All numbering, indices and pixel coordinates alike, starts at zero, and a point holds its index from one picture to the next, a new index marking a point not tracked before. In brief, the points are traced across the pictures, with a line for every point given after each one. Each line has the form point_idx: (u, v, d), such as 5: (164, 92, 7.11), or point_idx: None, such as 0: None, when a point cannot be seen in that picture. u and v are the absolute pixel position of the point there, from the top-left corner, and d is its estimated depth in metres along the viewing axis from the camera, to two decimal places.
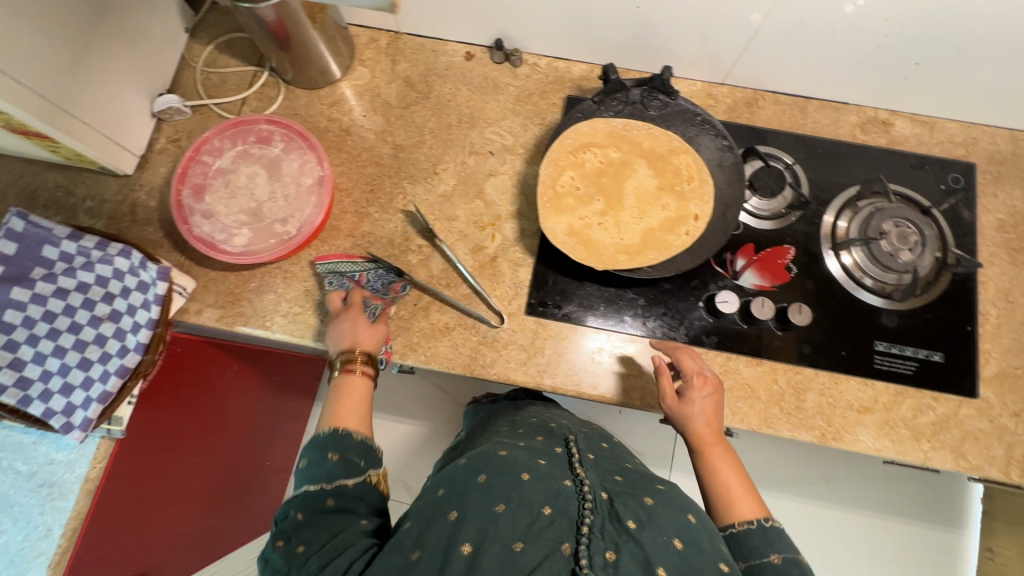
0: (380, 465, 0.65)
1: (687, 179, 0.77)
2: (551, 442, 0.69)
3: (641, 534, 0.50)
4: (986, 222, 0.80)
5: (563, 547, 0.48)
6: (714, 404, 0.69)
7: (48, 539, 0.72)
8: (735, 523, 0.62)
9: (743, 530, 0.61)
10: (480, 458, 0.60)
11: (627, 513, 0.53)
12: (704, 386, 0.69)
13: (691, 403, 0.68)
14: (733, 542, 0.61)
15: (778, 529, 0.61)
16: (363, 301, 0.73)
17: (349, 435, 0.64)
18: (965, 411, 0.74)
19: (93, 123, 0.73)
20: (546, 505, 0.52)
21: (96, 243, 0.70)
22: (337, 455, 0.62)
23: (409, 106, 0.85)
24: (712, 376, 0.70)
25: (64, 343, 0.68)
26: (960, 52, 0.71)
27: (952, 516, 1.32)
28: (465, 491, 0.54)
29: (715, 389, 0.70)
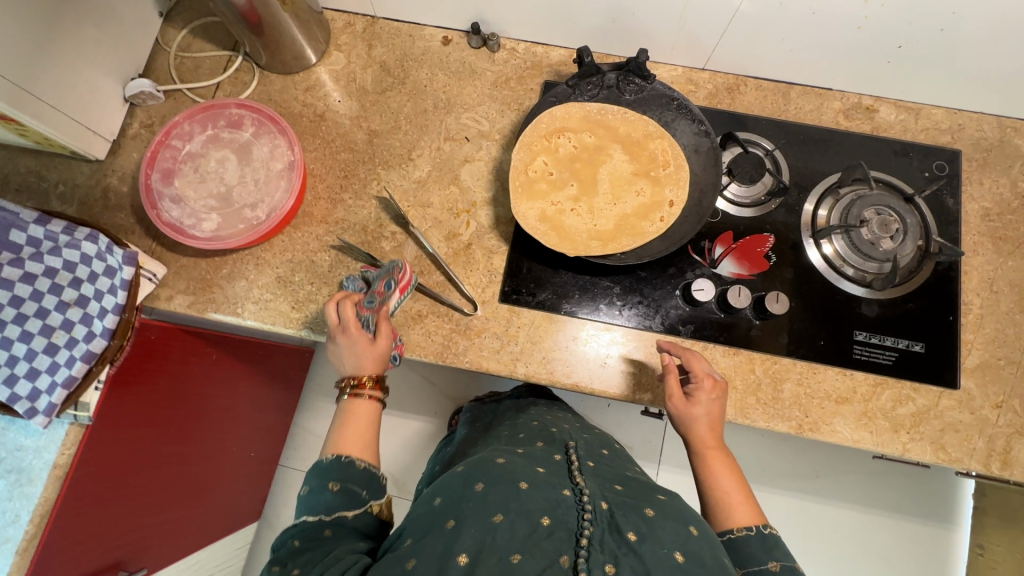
0: (382, 495, 0.62)
1: (663, 165, 0.76)
2: (549, 449, 0.66)
3: (641, 546, 0.48)
4: (971, 210, 0.79)
5: (561, 560, 0.46)
6: (719, 407, 0.67)
7: (16, 525, 0.72)
8: (734, 528, 0.60)
9: (742, 536, 0.59)
10: (480, 466, 0.57)
11: (627, 523, 0.50)
12: (713, 390, 0.67)
13: (698, 404, 0.66)
14: (731, 549, 0.59)
15: (777, 537, 0.59)
16: (356, 317, 0.68)
17: (352, 464, 0.61)
18: (946, 403, 0.72)
19: (62, 107, 0.72)
20: (545, 515, 0.50)
21: (64, 228, 0.68)
22: (337, 484, 0.59)
23: (385, 91, 0.84)
24: (715, 380, 0.68)
25: (30, 328, 0.68)
26: (944, 35, 0.70)
27: (943, 512, 1.30)
28: (463, 500, 0.53)
29: (723, 394, 0.68)
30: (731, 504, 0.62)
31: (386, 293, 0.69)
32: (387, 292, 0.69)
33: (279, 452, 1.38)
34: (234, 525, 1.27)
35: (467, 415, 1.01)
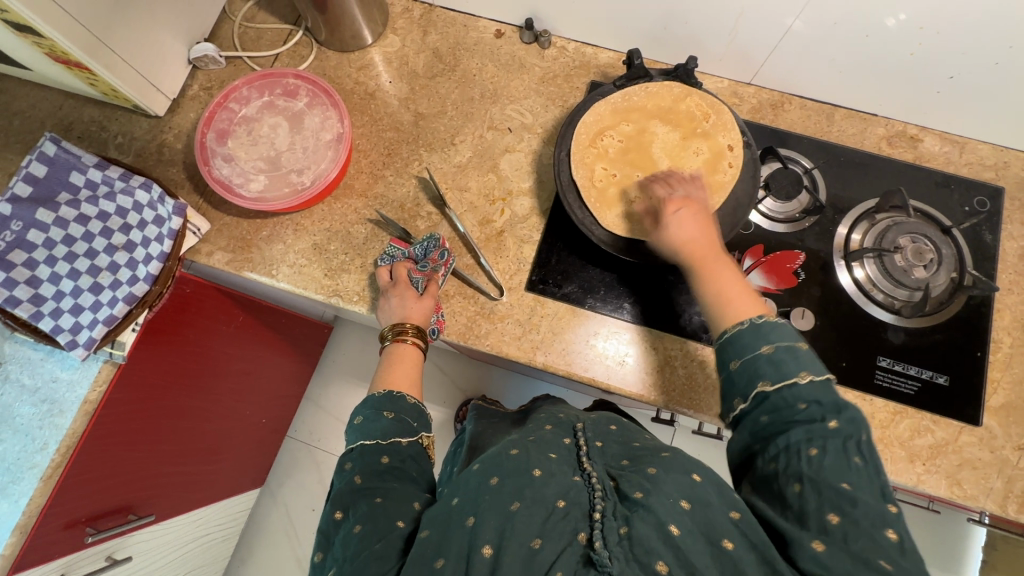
0: (431, 429, 0.66)
1: (703, 118, 0.77)
2: (557, 431, 0.64)
3: (649, 500, 0.49)
4: (1009, 248, 0.78)
5: (578, 537, 0.48)
6: (692, 216, 0.67)
7: (43, 453, 0.74)
8: (728, 326, 0.59)
9: (735, 332, 0.58)
10: (493, 459, 0.56)
11: (633, 487, 0.52)
12: (676, 206, 0.68)
13: (668, 225, 0.67)
14: (727, 346, 0.59)
15: (772, 323, 0.57)
16: (407, 276, 0.73)
17: (403, 397, 0.65)
18: (966, 438, 0.71)
19: (130, 61, 0.75)
20: (559, 498, 0.50)
21: (120, 174, 0.73)
22: (391, 413, 0.63)
23: (434, 77, 0.87)
24: (682, 198, 0.69)
25: (79, 266, 0.71)
26: (998, 68, 0.69)
27: (949, 562, 1.27)
28: (480, 494, 0.52)
29: (691, 204, 0.68)
30: (729, 302, 0.61)
31: (436, 262, 0.75)
32: (437, 261, 0.75)
33: (287, 425, 1.41)
34: (236, 488, 1.28)
35: (473, 412, 1.00)
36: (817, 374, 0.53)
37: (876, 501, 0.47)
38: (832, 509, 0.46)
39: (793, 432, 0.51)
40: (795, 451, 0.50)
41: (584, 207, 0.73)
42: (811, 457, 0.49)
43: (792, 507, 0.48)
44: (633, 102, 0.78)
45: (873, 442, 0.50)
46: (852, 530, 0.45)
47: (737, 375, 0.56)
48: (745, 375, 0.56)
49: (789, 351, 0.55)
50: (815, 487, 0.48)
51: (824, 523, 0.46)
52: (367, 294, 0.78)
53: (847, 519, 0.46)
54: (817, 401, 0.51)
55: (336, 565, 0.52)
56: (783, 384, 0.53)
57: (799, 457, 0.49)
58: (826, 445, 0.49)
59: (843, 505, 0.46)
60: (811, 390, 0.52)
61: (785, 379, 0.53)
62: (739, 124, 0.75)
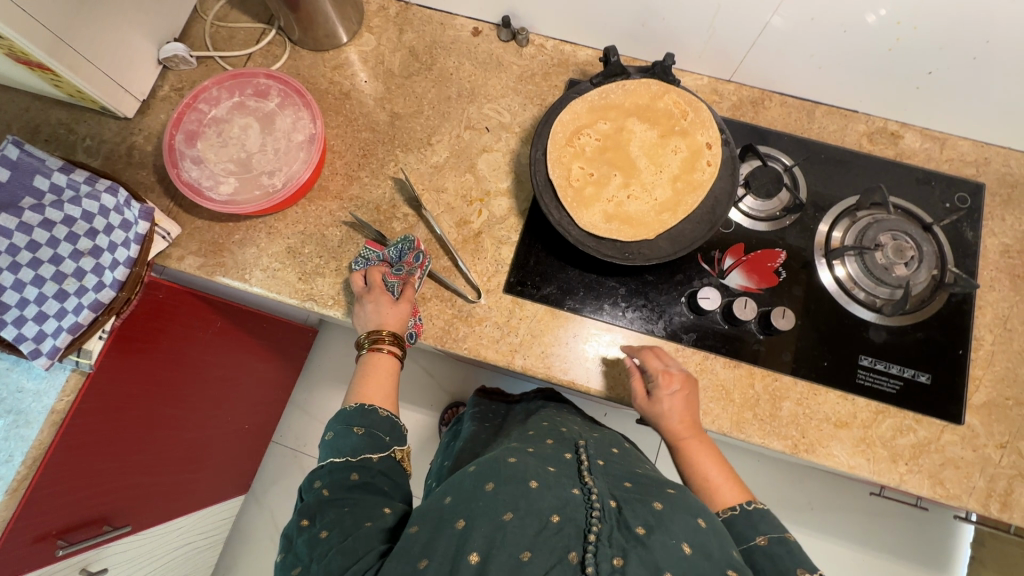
0: (404, 442, 0.64)
1: (681, 116, 0.76)
2: (558, 447, 0.64)
3: (649, 539, 0.47)
4: (990, 244, 0.77)
5: (569, 556, 0.46)
6: (684, 399, 0.66)
7: (9, 464, 0.72)
8: (721, 512, 0.59)
9: (728, 518, 0.58)
10: (490, 465, 0.55)
11: (635, 518, 0.50)
12: (671, 383, 0.66)
13: (660, 403, 0.65)
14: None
15: (762, 511, 0.57)
16: (381, 280, 0.71)
17: (375, 410, 0.63)
18: (948, 437, 0.70)
19: (94, 61, 0.73)
20: (554, 513, 0.49)
21: (86, 178, 0.71)
22: (362, 428, 0.61)
23: (410, 76, 0.85)
24: (678, 371, 0.67)
25: (44, 273, 0.70)
26: (977, 63, 0.69)
27: (939, 558, 1.27)
28: (474, 498, 0.51)
29: (683, 382, 0.66)
30: (714, 488, 0.61)
31: (411, 265, 0.73)
32: (412, 264, 0.73)
33: (272, 430, 1.39)
34: (219, 496, 1.27)
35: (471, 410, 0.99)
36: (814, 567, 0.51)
37: None
38: None
39: None
40: None
41: (561, 207, 0.72)
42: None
43: None
44: (610, 99, 0.77)
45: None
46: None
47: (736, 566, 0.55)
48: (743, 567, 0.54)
49: (782, 542, 0.54)
50: None
51: None
52: (343, 298, 0.76)
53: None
54: None
55: (300, 564, 0.51)
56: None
57: None
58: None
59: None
60: None
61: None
62: (717, 121, 0.74)
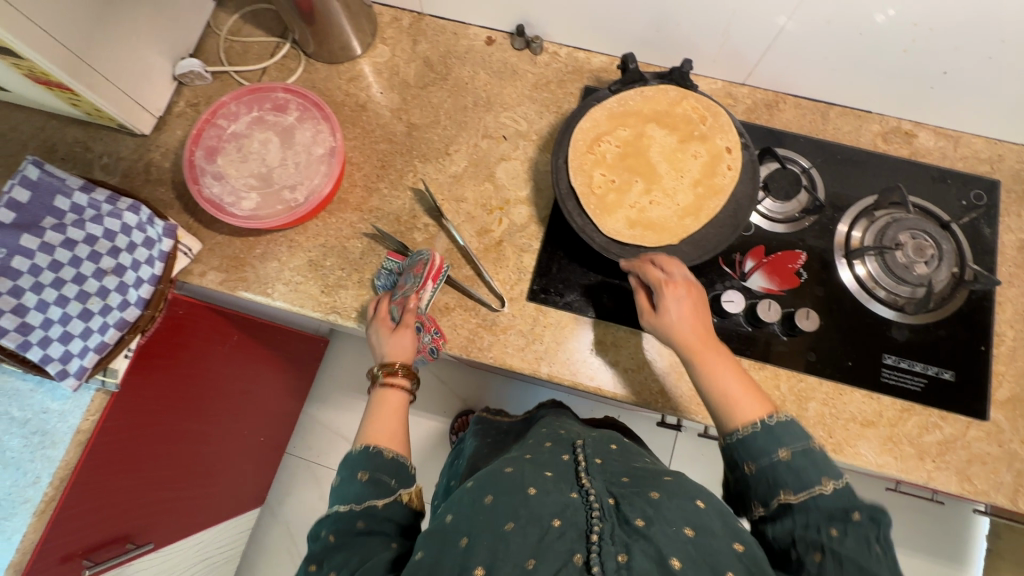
0: (412, 484, 0.62)
1: (700, 121, 0.76)
2: (556, 449, 0.63)
3: (650, 530, 0.47)
4: (1008, 240, 0.78)
5: (574, 559, 0.46)
6: (692, 305, 0.64)
7: (36, 487, 0.72)
8: (739, 427, 0.56)
9: (747, 433, 0.55)
10: (488, 478, 0.55)
11: (634, 511, 0.50)
12: (677, 290, 0.64)
13: (667, 312, 0.64)
14: (737, 450, 0.56)
15: (784, 424, 0.55)
16: (387, 309, 0.72)
17: (380, 453, 0.61)
18: (974, 434, 0.71)
19: (112, 79, 0.73)
20: (555, 517, 0.49)
21: (107, 197, 0.71)
22: (366, 474, 0.59)
23: (426, 86, 0.85)
24: (681, 278, 0.65)
25: (67, 293, 0.69)
26: (992, 62, 0.69)
27: (955, 551, 1.28)
28: (474, 513, 0.51)
29: (689, 288, 0.65)
30: (735, 402, 0.58)
31: (405, 287, 0.70)
32: (406, 286, 0.70)
33: (286, 442, 1.39)
34: (236, 509, 1.26)
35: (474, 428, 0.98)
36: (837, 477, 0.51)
37: None
38: None
39: (815, 515, 0.49)
40: (814, 531, 0.49)
41: (584, 214, 0.72)
42: (832, 536, 0.48)
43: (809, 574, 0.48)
44: (629, 106, 0.77)
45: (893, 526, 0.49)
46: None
47: (755, 481, 0.54)
48: (763, 480, 0.53)
49: (805, 455, 0.52)
50: (836, 559, 0.47)
51: None
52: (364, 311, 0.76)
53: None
54: (841, 503, 0.49)
55: None
56: (806, 492, 0.51)
57: (818, 535, 0.48)
58: (847, 528, 0.48)
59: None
60: (835, 500, 0.49)
61: (807, 490, 0.51)
62: (736, 125, 0.75)
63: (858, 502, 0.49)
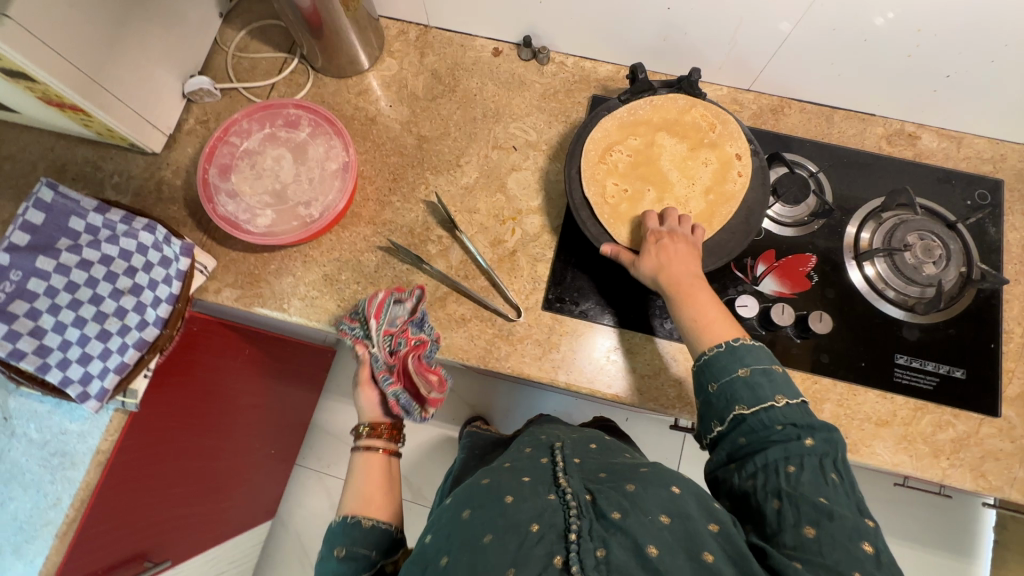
0: (392, 552, 0.64)
1: (709, 129, 0.77)
2: (535, 455, 0.64)
3: (627, 522, 0.48)
4: (1013, 239, 0.79)
5: (553, 562, 0.46)
6: (673, 247, 0.68)
7: (56, 508, 0.72)
8: (705, 350, 0.60)
9: (712, 354, 0.59)
10: (466, 493, 0.57)
11: (610, 505, 0.51)
12: (659, 236, 0.69)
13: (648, 251, 0.68)
14: (702, 369, 0.59)
15: (747, 346, 0.59)
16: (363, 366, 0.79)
17: (355, 526, 0.64)
18: (987, 430, 0.72)
19: (123, 98, 0.74)
20: (533, 522, 0.49)
21: (122, 217, 0.71)
22: (342, 550, 0.62)
23: (435, 98, 0.86)
24: (665, 227, 0.70)
25: (85, 314, 0.70)
26: (994, 65, 0.71)
27: (963, 544, 1.29)
28: (453, 530, 0.52)
29: (673, 234, 0.69)
30: (708, 328, 0.61)
31: (345, 335, 0.73)
32: (345, 335, 0.73)
33: (296, 454, 1.39)
34: (250, 522, 1.26)
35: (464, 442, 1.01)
36: (791, 396, 0.55)
37: (851, 515, 0.48)
38: (807, 521, 0.48)
39: (771, 450, 0.53)
40: (773, 469, 0.52)
41: (598, 222, 0.73)
42: (789, 474, 0.51)
43: (770, 524, 0.50)
44: (638, 116, 0.78)
45: (848, 461, 0.53)
46: (827, 541, 0.47)
47: (716, 398, 0.57)
48: (722, 398, 0.57)
49: (763, 373, 0.56)
50: (793, 503, 0.49)
51: (801, 535, 0.48)
52: None
53: (823, 531, 0.47)
54: (793, 422, 0.53)
55: None
56: (760, 407, 0.55)
57: (777, 474, 0.51)
58: (803, 463, 0.51)
59: (821, 519, 0.48)
60: (787, 414, 0.54)
61: (761, 403, 0.55)
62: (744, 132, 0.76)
63: (810, 427, 0.53)
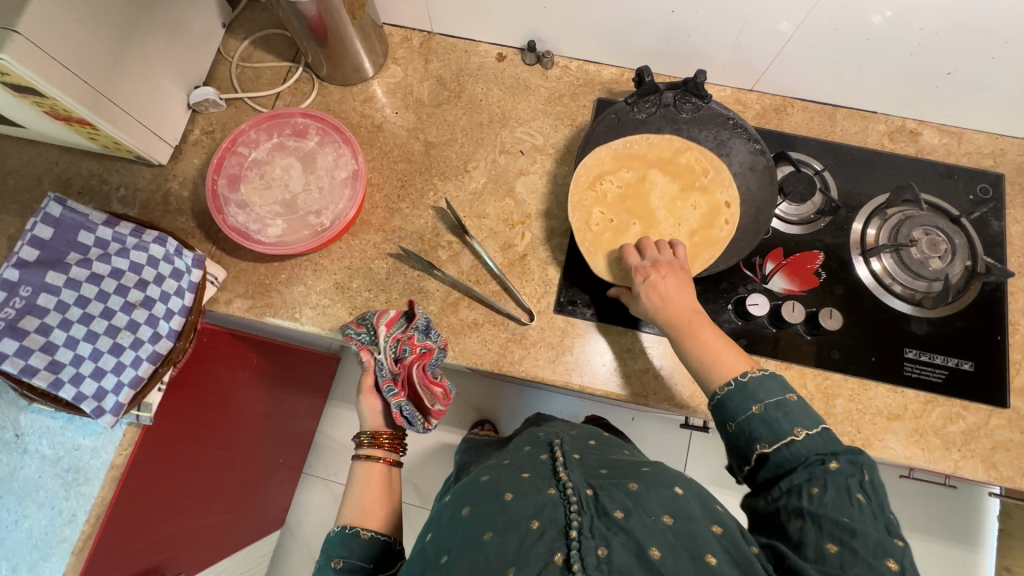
0: (387, 566, 0.66)
1: (702, 172, 0.79)
2: (535, 451, 0.66)
3: (629, 522, 0.49)
4: (1015, 232, 0.80)
5: (554, 559, 0.47)
6: (673, 280, 0.67)
7: (72, 526, 0.71)
8: (717, 388, 0.59)
9: (723, 394, 0.58)
10: (463, 492, 0.59)
11: (613, 503, 0.52)
12: (656, 267, 0.68)
13: (647, 285, 0.67)
14: (717, 409, 0.59)
15: (756, 379, 0.57)
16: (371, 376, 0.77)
17: (353, 537, 0.65)
18: (996, 421, 0.73)
19: (130, 111, 0.73)
20: (533, 520, 0.51)
21: (132, 230, 0.70)
22: (338, 562, 0.64)
23: (441, 104, 0.86)
24: (663, 258, 0.69)
25: (96, 328, 0.69)
26: (994, 62, 0.72)
27: (969, 534, 1.30)
28: (453, 528, 0.54)
29: (672, 266, 0.69)
30: (716, 363, 0.60)
31: (350, 341, 0.71)
32: (350, 340, 0.71)
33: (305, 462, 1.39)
34: (260, 533, 1.26)
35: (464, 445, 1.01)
36: (809, 426, 0.54)
37: (877, 533, 0.48)
38: (830, 538, 0.49)
39: (794, 474, 0.53)
40: (797, 491, 0.52)
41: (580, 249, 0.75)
42: (812, 495, 0.51)
43: (792, 539, 0.51)
44: (633, 151, 0.81)
45: (877, 481, 0.52)
46: (850, 557, 0.47)
47: (736, 438, 0.57)
48: (742, 437, 0.56)
49: (777, 408, 0.55)
50: (815, 522, 0.50)
51: (823, 552, 0.48)
52: None
53: (846, 548, 0.48)
54: (815, 450, 0.53)
55: None
56: (781, 442, 0.54)
57: (800, 495, 0.52)
58: (826, 483, 0.51)
59: (845, 537, 0.48)
60: (810, 444, 0.53)
61: (781, 439, 0.54)
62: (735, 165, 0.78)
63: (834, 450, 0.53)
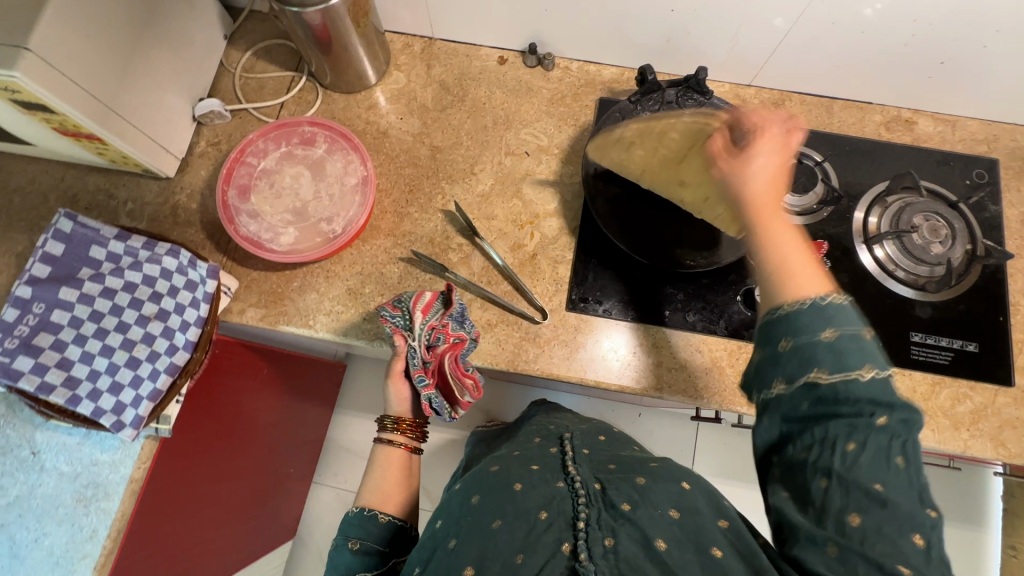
0: (402, 551, 0.66)
1: None
2: (546, 443, 0.67)
3: (635, 513, 0.50)
4: (1012, 215, 0.82)
5: (562, 547, 0.48)
6: (777, 165, 0.57)
7: (93, 541, 0.71)
8: (791, 299, 0.51)
9: (791, 310, 0.51)
10: (474, 480, 0.60)
11: (620, 497, 0.53)
12: (768, 141, 0.56)
13: (747, 162, 0.57)
14: (779, 323, 0.51)
15: (838, 306, 0.50)
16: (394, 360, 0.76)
17: (371, 519, 0.66)
18: (1002, 400, 0.75)
19: (138, 125, 0.74)
20: (541, 510, 0.51)
21: (143, 243, 0.71)
22: (356, 543, 0.64)
23: (444, 109, 0.87)
24: (779, 133, 0.57)
25: (111, 343, 0.69)
26: (986, 50, 0.74)
27: (975, 514, 1.33)
28: (464, 515, 0.55)
29: (784, 146, 0.57)
30: (795, 275, 0.53)
31: (385, 323, 0.70)
32: (385, 322, 0.70)
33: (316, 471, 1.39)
34: (272, 543, 1.25)
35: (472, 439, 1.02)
36: (879, 369, 0.48)
37: (908, 504, 0.45)
38: (855, 508, 0.45)
39: (833, 423, 0.47)
40: (832, 444, 0.47)
41: None
42: (847, 452, 0.46)
43: (814, 504, 0.47)
44: None
45: (919, 443, 0.47)
46: (872, 532, 0.44)
47: (787, 359, 0.50)
48: (795, 360, 0.49)
49: (853, 339, 0.48)
50: (843, 484, 0.46)
51: (843, 523, 0.45)
52: None
53: (869, 518, 0.45)
54: (869, 397, 0.47)
55: None
56: (842, 376, 0.47)
57: (833, 451, 0.47)
58: (866, 440, 0.46)
59: (871, 507, 0.45)
60: (868, 390, 0.47)
61: (844, 373, 0.47)
62: None
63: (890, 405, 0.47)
